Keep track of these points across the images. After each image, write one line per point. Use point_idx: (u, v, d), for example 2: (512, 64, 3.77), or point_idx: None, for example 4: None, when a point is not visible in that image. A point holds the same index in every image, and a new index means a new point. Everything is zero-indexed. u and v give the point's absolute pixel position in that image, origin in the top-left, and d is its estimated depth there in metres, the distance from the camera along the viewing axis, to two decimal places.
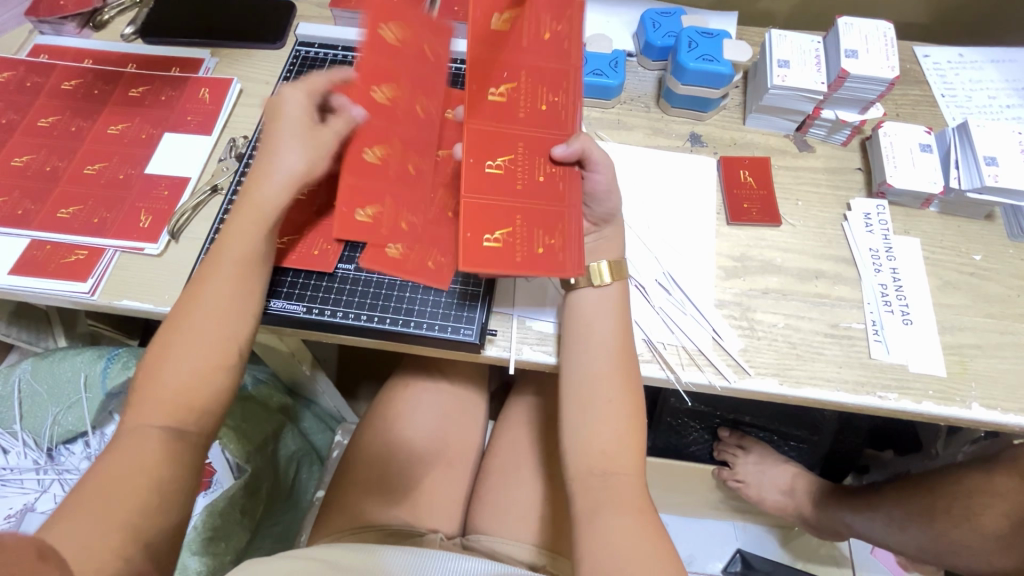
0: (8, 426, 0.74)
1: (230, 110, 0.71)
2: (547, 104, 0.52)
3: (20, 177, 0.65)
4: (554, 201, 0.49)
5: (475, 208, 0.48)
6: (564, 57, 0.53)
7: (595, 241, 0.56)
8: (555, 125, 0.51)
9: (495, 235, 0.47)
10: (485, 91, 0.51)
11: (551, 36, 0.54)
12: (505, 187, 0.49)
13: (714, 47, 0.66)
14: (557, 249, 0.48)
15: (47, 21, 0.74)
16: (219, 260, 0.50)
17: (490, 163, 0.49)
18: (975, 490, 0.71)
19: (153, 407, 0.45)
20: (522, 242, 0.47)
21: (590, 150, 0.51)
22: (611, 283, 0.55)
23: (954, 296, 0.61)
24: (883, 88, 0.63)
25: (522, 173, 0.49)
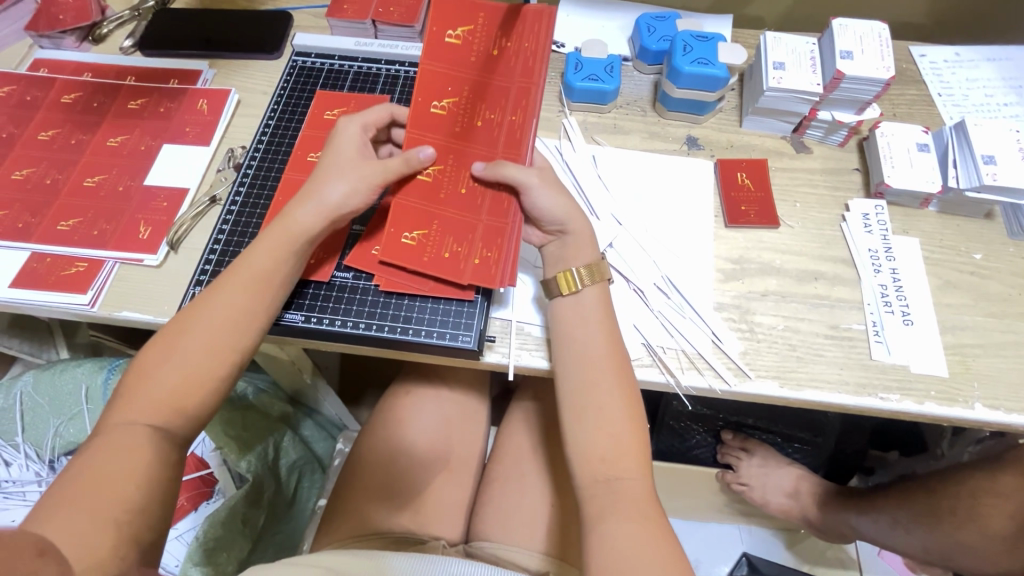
0: (11, 439, 0.75)
1: (229, 121, 0.71)
2: (504, 123, 0.58)
3: (21, 190, 0.65)
4: (494, 215, 0.55)
5: (404, 209, 0.55)
6: (527, 74, 0.59)
7: (559, 248, 0.57)
8: (506, 142, 0.57)
9: (414, 235, 0.55)
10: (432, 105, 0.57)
11: (506, 53, 0.60)
12: (430, 192, 0.55)
13: (709, 50, 0.66)
14: (490, 262, 0.55)
15: (47, 36, 0.74)
16: (238, 272, 0.51)
17: (422, 170, 0.56)
18: (980, 491, 0.70)
19: (151, 416, 0.45)
20: (433, 244, 0.55)
21: (505, 172, 0.54)
22: (585, 287, 0.55)
23: (954, 296, 0.60)
24: (878, 88, 0.63)
25: (448, 182, 0.56)
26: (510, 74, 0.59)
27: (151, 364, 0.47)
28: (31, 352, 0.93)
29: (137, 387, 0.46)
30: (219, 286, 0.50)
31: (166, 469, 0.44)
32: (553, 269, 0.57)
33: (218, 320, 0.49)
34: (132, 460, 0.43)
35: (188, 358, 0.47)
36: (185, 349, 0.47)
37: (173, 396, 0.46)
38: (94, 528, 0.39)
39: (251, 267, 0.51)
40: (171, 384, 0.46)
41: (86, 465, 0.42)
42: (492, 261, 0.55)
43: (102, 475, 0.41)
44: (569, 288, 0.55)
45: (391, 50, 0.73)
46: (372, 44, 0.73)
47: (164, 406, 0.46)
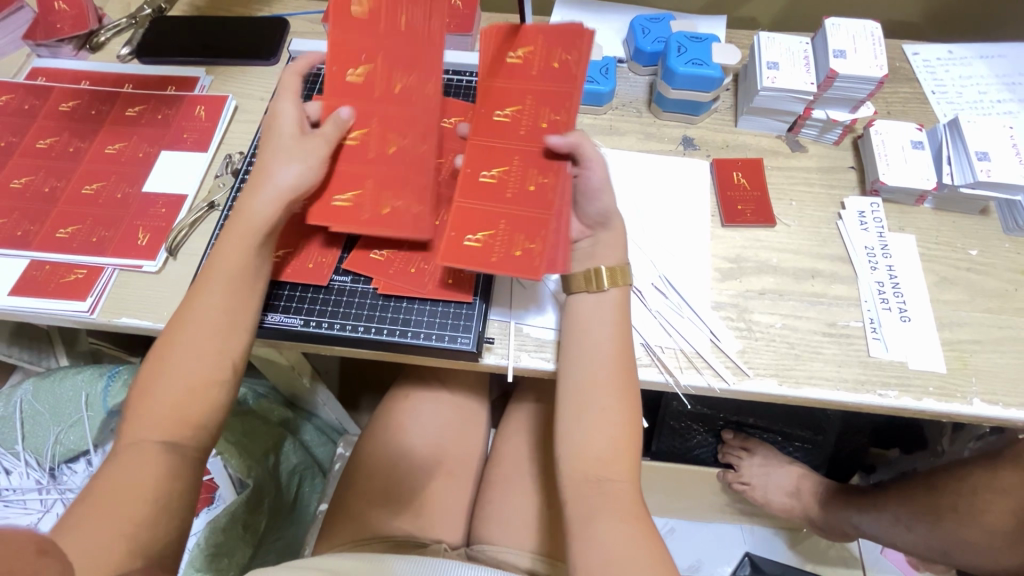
0: (10, 447, 0.74)
1: (226, 127, 0.71)
2: (548, 122, 0.56)
3: (20, 199, 0.65)
4: (534, 207, 0.53)
5: (466, 212, 0.53)
6: (570, 80, 0.57)
7: (593, 245, 0.57)
8: (551, 139, 0.56)
9: (478, 236, 0.52)
10: (489, 113, 0.57)
11: (559, 65, 0.58)
12: (495, 194, 0.54)
13: (703, 51, 0.66)
14: (535, 254, 0.52)
15: (44, 44, 0.75)
16: (211, 275, 0.50)
17: (485, 173, 0.55)
18: (980, 486, 0.70)
19: (152, 422, 0.45)
20: (500, 245, 0.52)
21: (584, 146, 0.54)
22: (609, 289, 0.55)
23: (951, 292, 0.61)
24: (872, 87, 0.63)
25: (514, 183, 0.54)
26: (544, 79, 0.58)
27: (150, 371, 0.47)
28: (30, 359, 0.92)
29: (141, 395, 0.46)
30: (198, 292, 0.50)
31: (166, 475, 0.44)
32: (579, 266, 0.57)
33: (206, 321, 0.48)
34: (135, 465, 0.43)
35: (180, 362, 0.47)
36: (179, 352, 0.47)
37: (174, 401, 0.46)
38: (101, 539, 0.39)
39: (229, 263, 0.51)
40: (167, 388, 0.46)
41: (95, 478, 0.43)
42: (535, 253, 0.52)
43: (107, 485, 0.42)
44: (597, 285, 0.55)
45: None
46: None
47: (161, 410, 0.46)
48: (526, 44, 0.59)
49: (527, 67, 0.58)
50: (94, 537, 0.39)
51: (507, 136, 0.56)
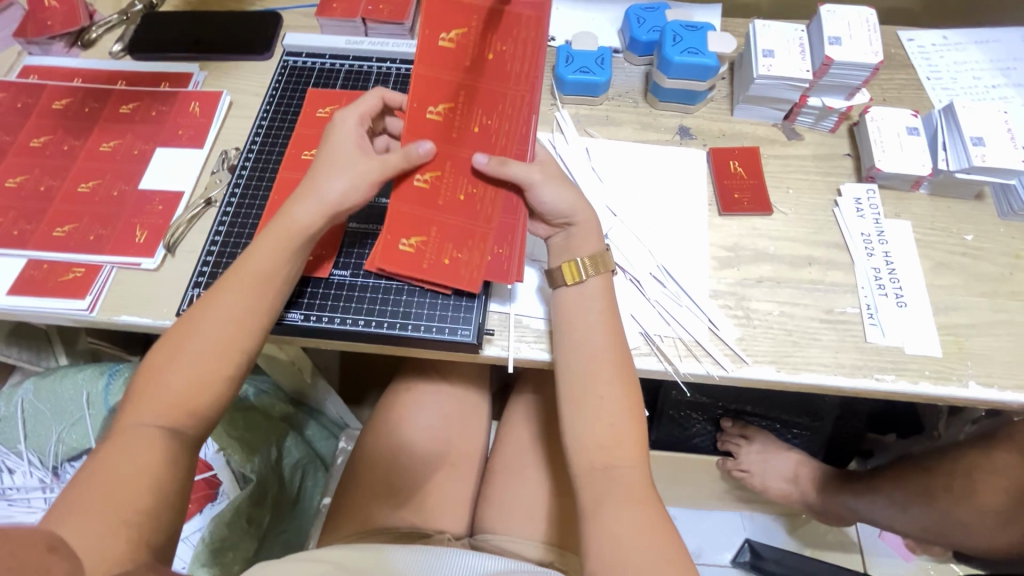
0: (14, 446, 0.75)
1: (222, 122, 0.71)
2: (479, 125, 0.57)
3: (15, 198, 0.65)
4: (464, 218, 0.55)
5: (402, 218, 0.55)
6: (511, 78, 0.58)
7: (563, 240, 0.57)
8: (488, 143, 0.56)
9: (410, 241, 0.55)
10: (423, 110, 0.55)
11: (495, 56, 0.58)
12: (431, 200, 0.55)
13: (698, 40, 0.66)
14: (503, 258, 0.55)
15: (36, 42, 0.74)
16: (240, 272, 0.51)
17: (417, 177, 0.55)
18: (975, 467, 0.71)
19: (162, 418, 0.45)
20: (433, 252, 0.55)
21: (508, 166, 0.54)
22: (590, 277, 0.55)
23: (946, 277, 0.61)
24: (867, 73, 0.63)
25: (446, 191, 0.55)
26: (485, 73, 0.57)
27: (161, 363, 0.47)
28: (30, 359, 0.93)
29: (146, 387, 0.46)
30: (225, 285, 0.50)
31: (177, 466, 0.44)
32: (557, 259, 0.57)
33: (224, 320, 0.49)
34: (145, 460, 0.43)
35: (194, 357, 0.47)
36: (192, 348, 0.47)
37: (182, 394, 0.46)
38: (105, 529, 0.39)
39: (255, 267, 0.51)
40: (182, 384, 0.46)
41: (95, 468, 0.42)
42: (463, 262, 0.55)
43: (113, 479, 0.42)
44: (572, 278, 0.55)
45: (383, 48, 0.73)
46: (362, 42, 0.73)
47: (173, 405, 0.46)
48: (459, 25, 0.57)
49: (471, 55, 0.57)
50: (97, 528, 0.39)
51: (462, 143, 0.56)
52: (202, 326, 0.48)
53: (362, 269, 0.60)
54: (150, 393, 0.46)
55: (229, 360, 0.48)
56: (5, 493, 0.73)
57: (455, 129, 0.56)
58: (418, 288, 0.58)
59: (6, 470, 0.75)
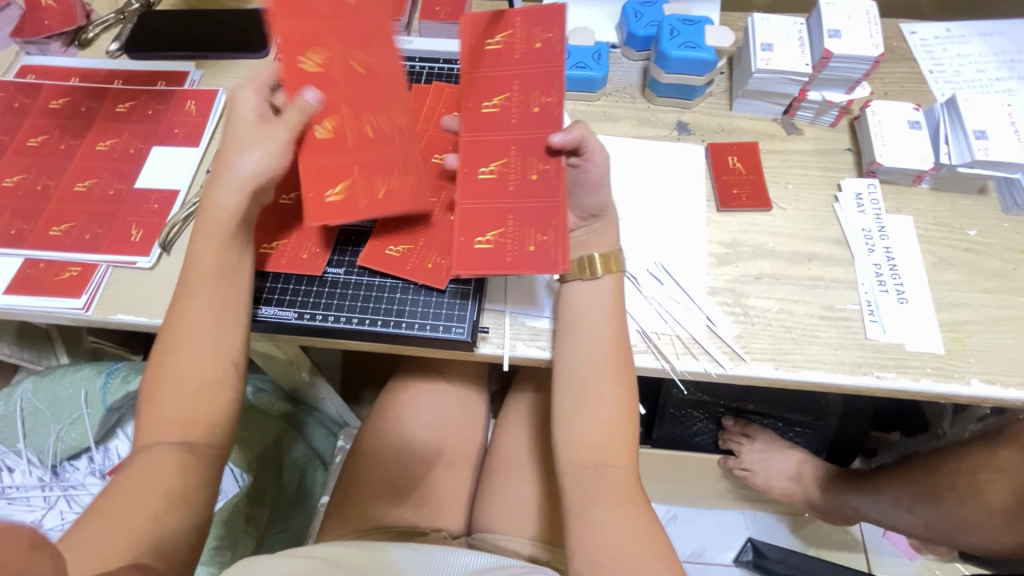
0: (12, 445, 0.74)
1: (218, 120, 0.71)
2: (540, 105, 0.56)
3: (12, 197, 0.65)
4: (544, 198, 0.53)
5: (473, 212, 0.53)
6: (552, 59, 0.57)
7: (586, 235, 0.57)
8: (544, 123, 0.55)
9: (488, 237, 0.52)
10: (478, 107, 0.57)
11: (541, 44, 0.58)
12: (499, 190, 0.54)
13: (696, 34, 0.65)
14: (548, 246, 0.51)
15: (33, 42, 0.74)
16: (190, 275, 0.49)
17: (484, 169, 0.54)
18: (980, 466, 0.70)
19: (172, 430, 0.45)
20: (514, 242, 0.52)
21: (588, 139, 0.53)
22: (604, 275, 0.54)
23: (949, 273, 0.60)
24: (867, 66, 0.62)
25: (516, 175, 0.54)
26: (522, 60, 0.58)
27: (155, 379, 0.47)
28: (31, 359, 0.94)
29: (151, 408, 0.46)
30: (185, 291, 0.49)
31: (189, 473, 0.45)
32: (577, 251, 0.56)
33: (196, 322, 0.48)
34: (158, 470, 0.44)
35: (180, 365, 0.47)
36: (177, 357, 0.47)
37: (184, 407, 0.46)
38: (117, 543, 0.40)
39: (202, 265, 0.49)
40: (180, 399, 0.46)
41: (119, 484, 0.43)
42: (549, 244, 0.51)
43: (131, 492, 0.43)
44: (591, 272, 0.54)
45: None
46: None
47: (177, 417, 0.46)
48: (505, 29, 0.59)
49: (508, 52, 0.58)
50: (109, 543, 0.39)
51: (493, 129, 0.56)
52: (184, 335, 0.48)
53: (356, 267, 0.59)
54: (154, 408, 0.46)
55: (214, 359, 0.48)
56: (4, 492, 0.72)
57: (514, 116, 0.56)
58: (413, 285, 0.58)
59: (5, 469, 0.74)
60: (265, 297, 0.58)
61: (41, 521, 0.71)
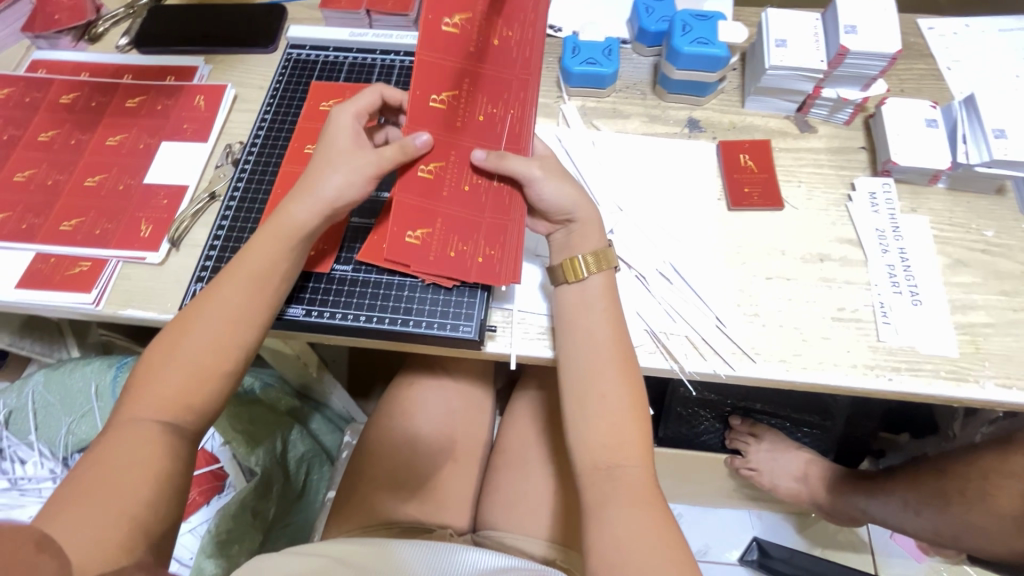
0: (25, 437, 0.75)
1: (227, 116, 0.71)
2: (484, 115, 0.57)
3: (24, 192, 0.66)
4: (496, 215, 0.55)
5: (405, 207, 0.54)
6: (513, 66, 0.59)
7: (565, 237, 0.56)
8: (486, 134, 0.57)
9: (416, 234, 0.54)
10: (425, 96, 0.55)
11: (500, 42, 0.59)
12: (433, 190, 0.54)
13: (708, 29, 0.64)
14: (495, 261, 0.55)
15: (43, 36, 0.74)
16: (237, 271, 0.51)
17: (422, 167, 0.54)
18: (991, 470, 0.69)
19: (163, 411, 0.46)
20: (438, 244, 0.54)
21: (507, 164, 0.54)
22: (593, 274, 0.54)
23: (964, 274, 0.59)
24: (884, 63, 0.61)
25: (452, 181, 0.55)
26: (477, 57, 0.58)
27: (161, 359, 0.47)
28: (42, 352, 0.94)
29: (144, 382, 0.47)
30: (224, 282, 0.50)
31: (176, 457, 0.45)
32: (559, 256, 0.56)
33: (225, 314, 0.49)
34: (147, 454, 0.43)
35: (194, 351, 0.47)
36: (190, 343, 0.47)
37: (181, 388, 0.46)
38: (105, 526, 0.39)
39: (252, 262, 0.51)
40: (178, 381, 0.46)
41: (96, 462, 0.42)
42: (494, 259, 0.55)
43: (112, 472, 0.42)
44: (576, 275, 0.54)
45: (386, 40, 0.72)
46: (366, 34, 0.72)
47: (175, 401, 0.46)
48: (463, 11, 0.58)
49: (466, 41, 0.58)
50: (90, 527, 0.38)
51: (438, 125, 0.55)
52: (204, 322, 0.48)
53: (364, 264, 0.59)
54: (151, 389, 0.46)
55: (229, 353, 0.48)
56: (16, 484, 0.73)
57: (458, 118, 0.56)
58: (420, 283, 0.58)
59: (17, 461, 0.75)
60: None
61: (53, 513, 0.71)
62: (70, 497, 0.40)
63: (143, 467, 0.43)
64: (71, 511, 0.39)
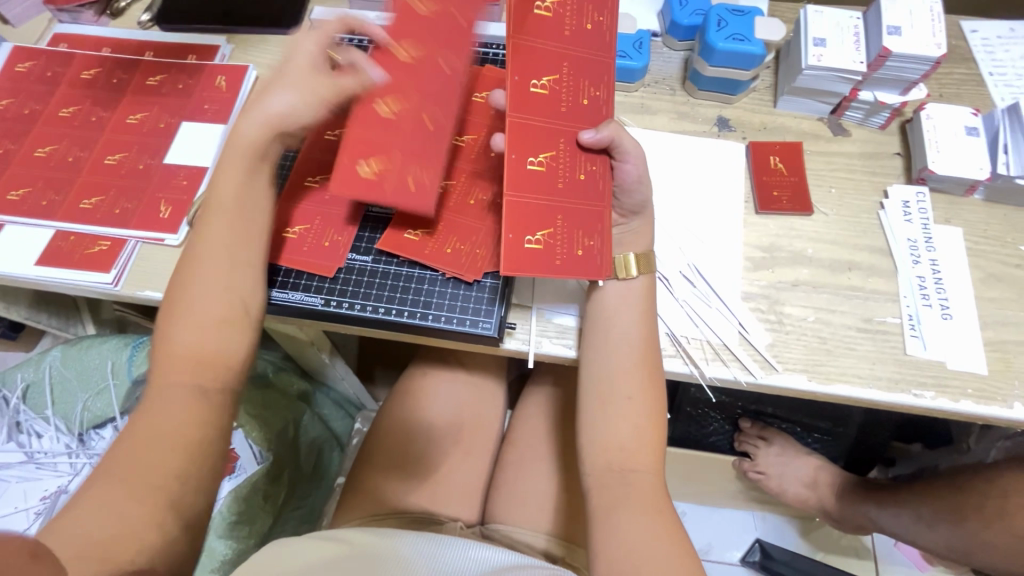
0: (42, 412, 0.76)
1: (247, 97, 0.70)
2: (588, 98, 0.53)
3: (45, 168, 0.65)
4: (588, 199, 0.52)
5: (519, 207, 0.50)
6: (606, 49, 0.55)
7: (622, 233, 0.55)
8: (592, 119, 0.53)
9: (538, 236, 0.50)
10: (526, 84, 0.52)
11: (592, 27, 0.55)
12: (546, 183, 0.51)
13: (745, 25, 0.62)
14: (594, 252, 0.51)
15: (66, 10, 0.73)
16: (210, 212, 0.49)
17: (533, 160, 0.51)
18: (1012, 490, 0.68)
19: (183, 373, 0.45)
20: (563, 244, 0.50)
21: (621, 138, 0.51)
22: (638, 275, 0.53)
23: (997, 290, 0.57)
24: (928, 67, 0.59)
25: (565, 171, 0.52)
26: (550, 35, 0.54)
27: (172, 310, 0.47)
28: (57, 327, 0.93)
29: (162, 344, 0.46)
30: (203, 224, 0.49)
31: (201, 425, 0.44)
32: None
33: (212, 257, 0.48)
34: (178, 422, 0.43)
35: (199, 303, 0.47)
36: (193, 296, 0.47)
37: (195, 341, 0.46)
38: (127, 519, 0.39)
39: (218, 197, 0.50)
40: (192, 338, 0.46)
41: (132, 438, 0.43)
42: (596, 250, 0.51)
43: (137, 452, 0.42)
44: (626, 272, 0.53)
45: None
46: (392, 18, 0.71)
47: (186, 355, 0.45)
48: None
49: (558, 23, 0.54)
50: (111, 517, 0.39)
51: (540, 113, 0.52)
52: (202, 270, 0.48)
53: (384, 255, 0.58)
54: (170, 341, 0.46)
55: (227, 300, 0.48)
56: (34, 458, 0.73)
57: (563, 104, 0.53)
58: (441, 276, 0.57)
59: (35, 435, 0.75)
60: (292, 282, 0.57)
61: (69, 485, 0.70)
62: (98, 484, 0.40)
63: (170, 430, 0.43)
64: (90, 505, 0.39)
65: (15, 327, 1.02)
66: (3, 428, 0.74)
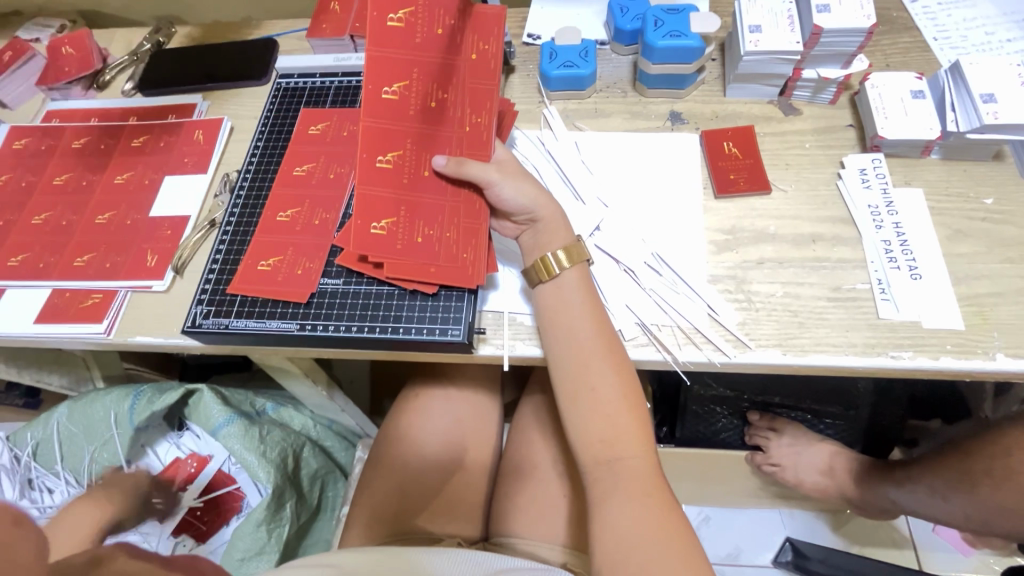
0: (52, 467, 0.79)
1: (224, 147, 0.74)
2: (437, 102, 0.59)
3: (41, 233, 0.70)
4: (466, 219, 0.58)
5: (370, 199, 0.56)
6: (489, 75, 0.61)
7: (533, 236, 0.57)
8: (468, 145, 0.59)
9: (382, 224, 0.56)
10: (378, 91, 0.56)
11: (477, 56, 0.61)
12: (393, 180, 0.57)
13: (681, 22, 0.65)
14: (434, 240, 0.57)
15: (56, 88, 0.80)
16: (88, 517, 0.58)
17: (381, 158, 0.57)
18: (1016, 448, 0.65)
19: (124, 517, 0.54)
20: (404, 232, 0.56)
21: (465, 167, 0.56)
22: (566, 269, 0.54)
23: (965, 245, 0.57)
24: (863, 38, 0.60)
25: (411, 169, 0.57)
26: (400, 44, 0.57)
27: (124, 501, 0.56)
28: (68, 386, 0.94)
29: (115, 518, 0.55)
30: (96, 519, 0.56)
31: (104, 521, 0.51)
32: (530, 257, 0.57)
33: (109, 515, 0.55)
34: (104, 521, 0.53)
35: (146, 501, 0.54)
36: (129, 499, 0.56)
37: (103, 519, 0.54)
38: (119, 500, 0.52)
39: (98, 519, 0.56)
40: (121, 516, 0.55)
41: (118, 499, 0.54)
42: (435, 239, 0.57)
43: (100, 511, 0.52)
44: (548, 273, 0.54)
45: None
46: (350, 58, 0.75)
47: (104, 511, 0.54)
48: (405, 5, 0.57)
49: (410, 33, 0.57)
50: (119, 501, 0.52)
51: (388, 116, 0.57)
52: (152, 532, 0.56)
53: (354, 276, 0.60)
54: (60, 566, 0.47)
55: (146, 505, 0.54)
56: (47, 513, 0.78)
57: (414, 110, 0.58)
58: (407, 291, 0.59)
59: (46, 490, 0.80)
60: (269, 311, 0.60)
61: None
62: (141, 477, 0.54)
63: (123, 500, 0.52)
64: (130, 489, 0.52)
65: (33, 394, 1.06)
66: (16, 486, 0.78)
